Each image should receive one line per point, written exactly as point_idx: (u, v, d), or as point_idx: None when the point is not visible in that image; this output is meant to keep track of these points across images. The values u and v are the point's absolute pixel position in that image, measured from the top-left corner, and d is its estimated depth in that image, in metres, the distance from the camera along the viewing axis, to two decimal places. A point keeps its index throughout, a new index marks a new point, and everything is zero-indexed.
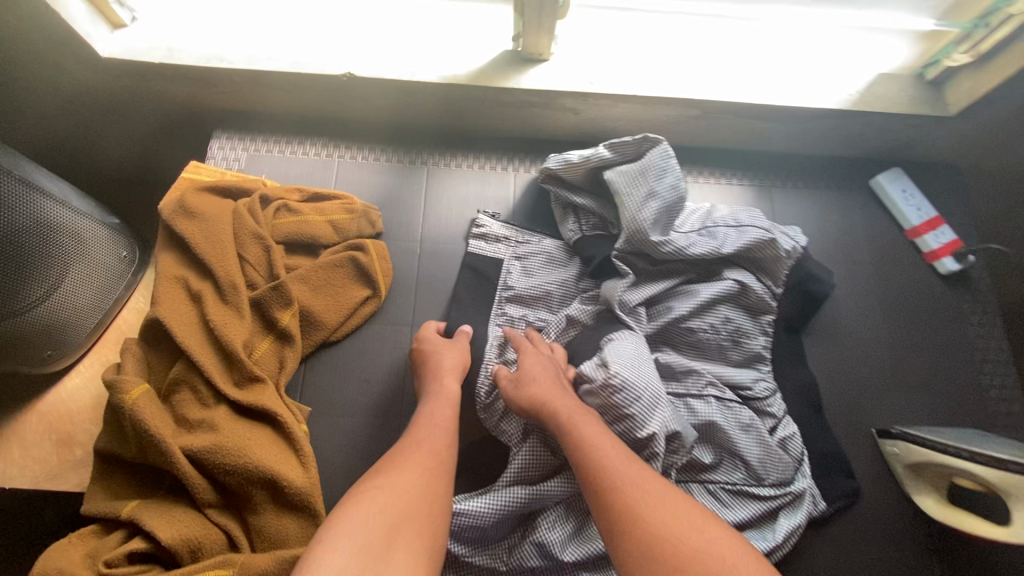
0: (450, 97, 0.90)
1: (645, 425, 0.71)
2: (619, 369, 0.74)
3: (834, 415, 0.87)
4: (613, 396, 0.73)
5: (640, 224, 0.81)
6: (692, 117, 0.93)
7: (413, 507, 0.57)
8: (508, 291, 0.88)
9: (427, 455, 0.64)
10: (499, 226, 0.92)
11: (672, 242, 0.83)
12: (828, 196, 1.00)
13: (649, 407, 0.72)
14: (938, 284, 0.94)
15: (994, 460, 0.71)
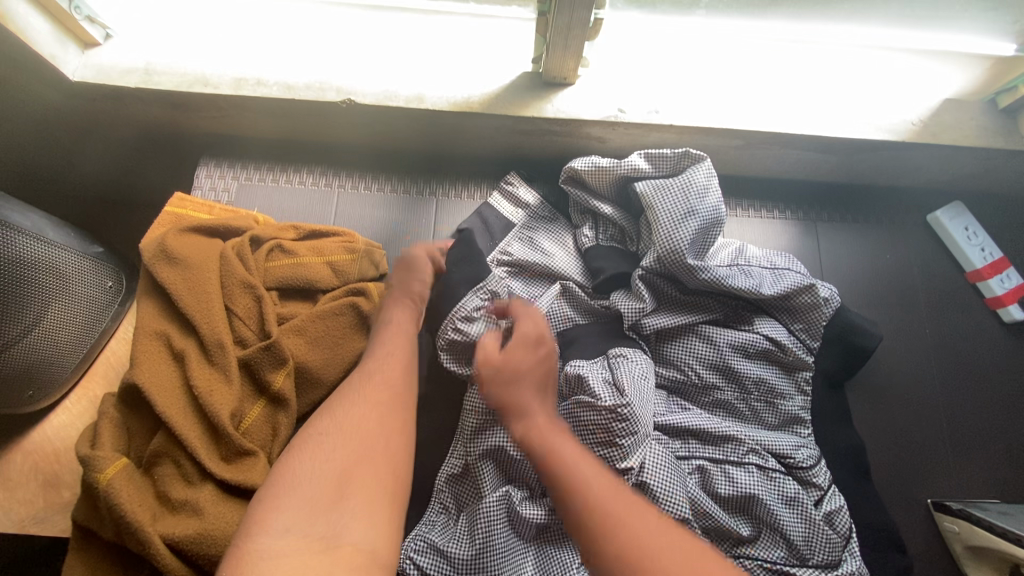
0: (462, 124, 0.81)
1: (629, 457, 0.67)
2: (630, 400, 0.67)
3: (883, 481, 0.79)
4: (613, 425, 0.66)
5: (674, 244, 0.71)
6: (732, 147, 0.83)
7: (365, 451, 0.57)
8: (505, 257, 0.81)
9: (385, 398, 0.63)
10: (527, 194, 0.85)
11: (709, 269, 0.73)
12: (878, 231, 0.90)
13: (638, 442, 0.68)
14: (1000, 334, 0.85)
15: None
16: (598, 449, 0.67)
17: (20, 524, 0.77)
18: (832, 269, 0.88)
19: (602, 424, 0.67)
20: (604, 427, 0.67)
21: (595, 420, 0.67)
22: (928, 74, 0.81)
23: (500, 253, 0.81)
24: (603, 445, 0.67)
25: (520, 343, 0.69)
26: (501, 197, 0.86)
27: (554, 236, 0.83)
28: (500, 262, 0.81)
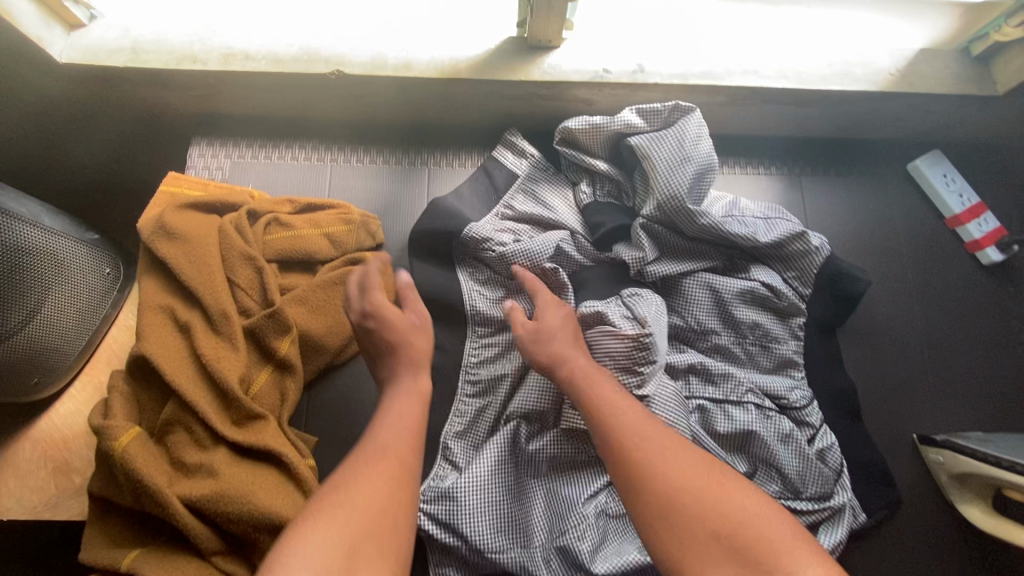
0: (452, 93, 0.82)
1: (645, 385, 0.70)
2: (651, 329, 0.71)
3: (874, 419, 0.82)
4: (635, 352, 0.70)
5: (675, 191, 0.73)
6: (717, 105, 0.85)
7: (376, 521, 0.50)
8: (507, 211, 0.85)
9: (393, 463, 0.56)
10: (527, 146, 0.88)
11: (709, 213, 0.76)
12: (861, 183, 0.92)
13: (653, 372, 0.71)
14: (980, 275, 0.88)
15: None
16: (619, 376, 0.71)
17: (34, 511, 0.79)
18: (819, 222, 0.90)
19: (627, 351, 0.71)
20: (630, 355, 0.71)
21: (617, 348, 0.71)
22: (903, 24, 0.83)
23: (502, 208, 0.85)
24: (625, 372, 0.71)
25: (548, 322, 0.70)
26: (502, 150, 0.89)
27: (554, 191, 0.86)
28: (505, 217, 0.85)
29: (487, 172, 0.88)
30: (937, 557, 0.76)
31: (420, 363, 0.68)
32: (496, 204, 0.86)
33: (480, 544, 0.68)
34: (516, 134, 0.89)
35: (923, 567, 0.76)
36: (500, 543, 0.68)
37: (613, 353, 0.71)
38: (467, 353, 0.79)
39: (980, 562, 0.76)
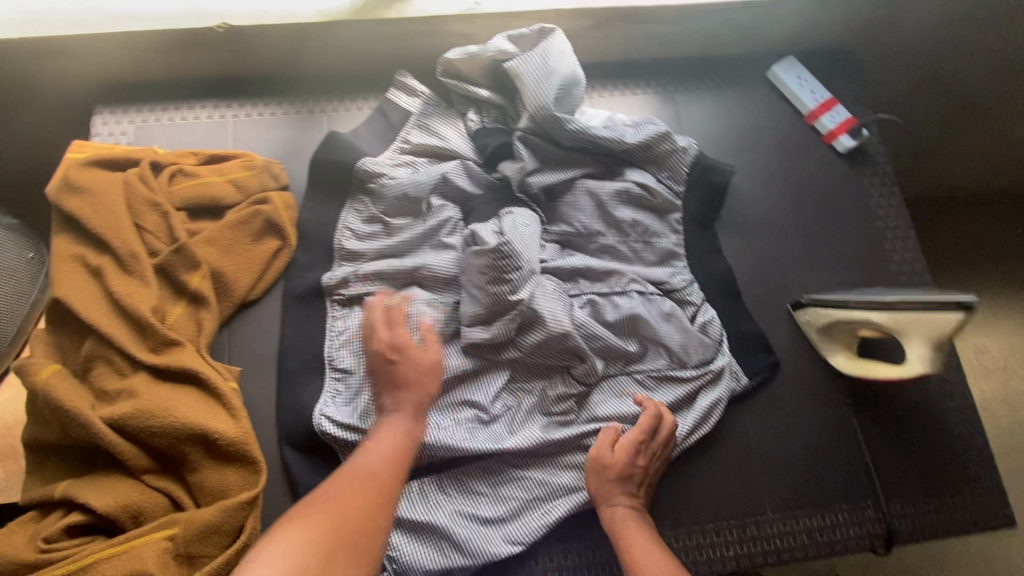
0: (338, 39, 0.89)
1: (517, 291, 0.77)
2: (508, 238, 0.77)
3: (752, 297, 0.91)
4: (500, 262, 0.76)
5: (543, 101, 0.82)
6: (586, 29, 0.92)
7: (353, 529, 0.58)
8: (405, 144, 0.90)
9: (368, 479, 0.64)
10: (420, 85, 0.94)
11: (577, 120, 0.84)
12: (730, 93, 1.01)
13: (525, 279, 0.78)
14: (839, 162, 0.98)
15: (882, 303, 0.74)
16: (492, 287, 0.77)
17: None
18: (693, 132, 0.99)
19: (492, 263, 0.76)
20: (496, 266, 0.76)
21: (484, 262, 0.77)
22: None
23: (400, 143, 0.91)
24: (496, 283, 0.77)
25: (622, 464, 0.76)
26: (396, 91, 0.94)
27: (446, 122, 0.91)
28: (402, 151, 0.90)
29: (383, 112, 0.93)
30: (818, 408, 0.86)
31: (426, 395, 0.75)
32: (395, 140, 0.92)
33: None
34: (407, 75, 0.94)
35: (802, 417, 0.85)
36: None
37: (484, 266, 0.77)
38: (352, 286, 0.85)
39: (855, 408, 0.86)
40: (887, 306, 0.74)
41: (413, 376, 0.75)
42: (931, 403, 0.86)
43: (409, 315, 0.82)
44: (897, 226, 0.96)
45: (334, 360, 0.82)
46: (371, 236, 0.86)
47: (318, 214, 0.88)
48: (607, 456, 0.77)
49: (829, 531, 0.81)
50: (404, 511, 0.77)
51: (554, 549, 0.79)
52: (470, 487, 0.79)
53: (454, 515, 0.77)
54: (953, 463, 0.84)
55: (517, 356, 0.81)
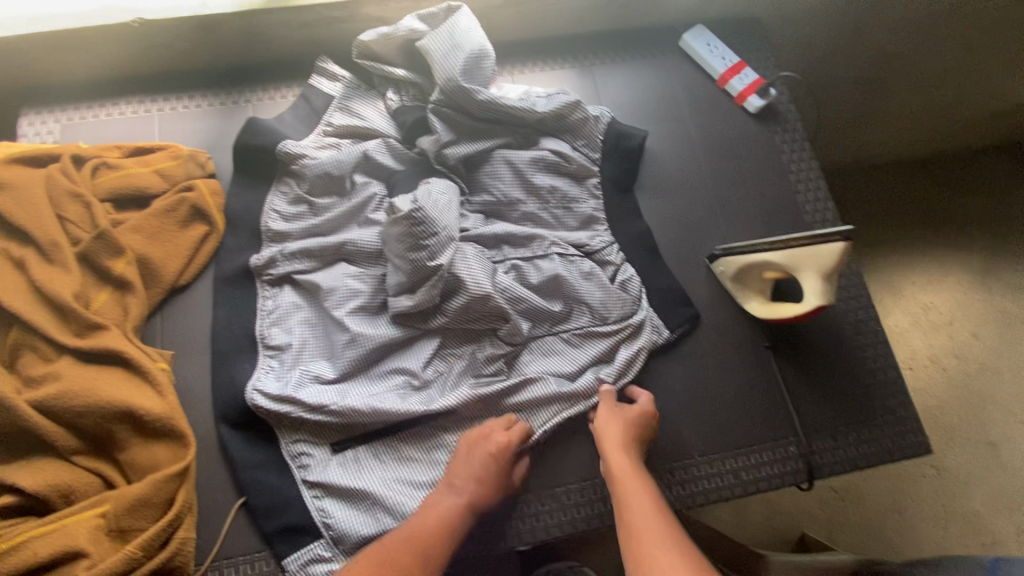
0: (255, 28, 0.91)
1: (437, 256, 0.79)
2: (421, 205, 0.78)
3: (671, 254, 0.95)
4: (415, 230, 0.77)
5: (451, 74, 0.85)
6: (499, 8, 0.96)
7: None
8: (328, 127, 0.93)
9: (415, 549, 0.67)
10: (339, 68, 0.97)
11: (487, 91, 0.87)
12: (645, 62, 1.05)
13: (444, 245, 0.79)
14: (749, 123, 1.03)
15: (781, 242, 0.77)
16: (411, 254, 0.78)
17: None
18: (612, 101, 1.03)
19: (407, 232, 0.78)
20: (411, 234, 0.78)
21: (400, 231, 0.78)
22: None
23: (324, 126, 0.93)
24: (414, 249, 0.78)
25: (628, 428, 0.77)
26: (318, 77, 0.97)
27: (366, 103, 0.94)
28: (326, 134, 0.93)
29: (307, 98, 0.96)
30: (738, 354, 0.89)
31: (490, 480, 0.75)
32: (319, 123, 0.94)
33: (313, 403, 0.79)
34: (329, 61, 0.97)
35: (723, 364, 0.89)
36: (331, 398, 0.79)
37: (400, 235, 0.78)
38: (280, 266, 0.87)
39: (772, 351, 0.90)
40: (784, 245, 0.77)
41: (477, 463, 0.76)
42: (844, 343, 0.91)
43: (336, 288, 0.84)
44: (808, 180, 1.01)
45: (266, 337, 0.84)
46: (298, 216, 0.89)
47: (245, 200, 0.90)
48: (614, 421, 0.78)
49: (754, 470, 0.84)
50: (337, 478, 0.78)
51: (540, 511, 0.82)
52: (401, 453, 0.81)
53: (387, 480, 0.79)
54: (868, 399, 0.89)
55: (445, 323, 0.83)
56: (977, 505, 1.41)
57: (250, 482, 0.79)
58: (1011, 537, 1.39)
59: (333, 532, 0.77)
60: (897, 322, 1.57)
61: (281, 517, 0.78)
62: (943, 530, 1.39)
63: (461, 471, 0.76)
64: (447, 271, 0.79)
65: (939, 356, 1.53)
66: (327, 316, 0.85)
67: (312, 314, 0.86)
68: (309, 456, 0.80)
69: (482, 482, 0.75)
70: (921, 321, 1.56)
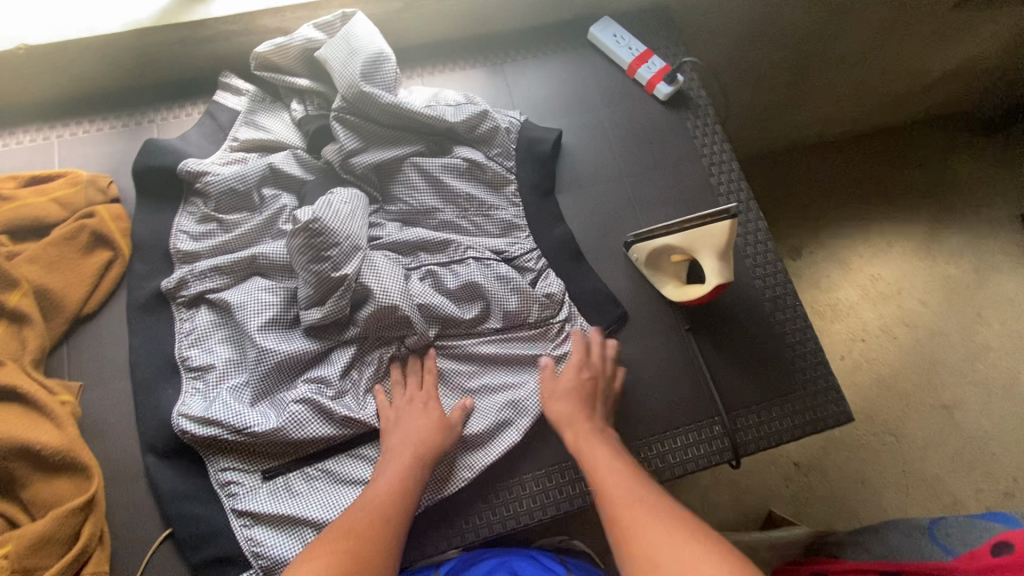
0: (149, 48, 0.90)
1: (340, 267, 0.78)
2: (319, 215, 0.77)
3: (590, 246, 0.96)
4: (315, 241, 0.76)
5: (351, 79, 0.83)
6: (398, 12, 0.96)
7: (370, 558, 0.62)
8: (234, 142, 0.91)
9: (370, 510, 0.68)
10: (242, 82, 0.96)
11: (391, 95, 0.85)
12: (555, 58, 1.06)
13: (348, 254, 0.78)
14: (660, 110, 1.04)
15: (680, 224, 0.81)
16: (314, 265, 0.77)
17: None
18: (525, 98, 1.03)
19: (308, 244, 0.77)
20: (313, 247, 0.77)
21: (300, 243, 0.77)
22: None
23: (229, 141, 0.92)
24: (318, 261, 0.77)
25: (571, 381, 0.82)
26: (222, 93, 0.96)
27: (271, 115, 0.94)
28: (232, 149, 0.91)
29: (211, 114, 0.94)
30: (661, 339, 0.90)
31: (426, 441, 0.75)
32: (226, 139, 0.93)
33: (236, 424, 0.76)
34: (232, 76, 0.96)
35: (648, 351, 0.90)
36: (254, 419, 0.76)
37: (301, 248, 0.77)
38: (190, 286, 0.84)
39: (694, 333, 0.91)
40: (681, 228, 0.81)
41: (419, 423, 0.77)
42: (765, 319, 0.92)
43: (247, 301, 0.82)
44: (722, 161, 1.02)
45: (187, 359, 0.82)
46: (206, 232, 0.87)
47: (153, 223, 0.88)
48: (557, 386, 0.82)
49: (680, 453, 0.85)
50: (267, 506, 0.75)
51: (490, 520, 0.80)
52: (331, 477, 0.78)
53: (322, 503, 0.76)
54: (789, 373, 0.90)
55: (359, 332, 0.82)
56: (934, 467, 1.44)
57: (172, 514, 0.76)
58: (970, 495, 1.42)
59: (263, 561, 0.74)
60: (846, 295, 1.59)
61: (209, 548, 0.75)
62: (904, 494, 1.42)
63: (399, 435, 0.76)
64: (351, 282, 0.78)
65: (888, 326, 1.56)
66: (239, 332, 0.82)
67: (231, 333, 0.83)
68: (239, 484, 0.77)
69: (428, 429, 0.76)
70: (869, 292, 1.59)
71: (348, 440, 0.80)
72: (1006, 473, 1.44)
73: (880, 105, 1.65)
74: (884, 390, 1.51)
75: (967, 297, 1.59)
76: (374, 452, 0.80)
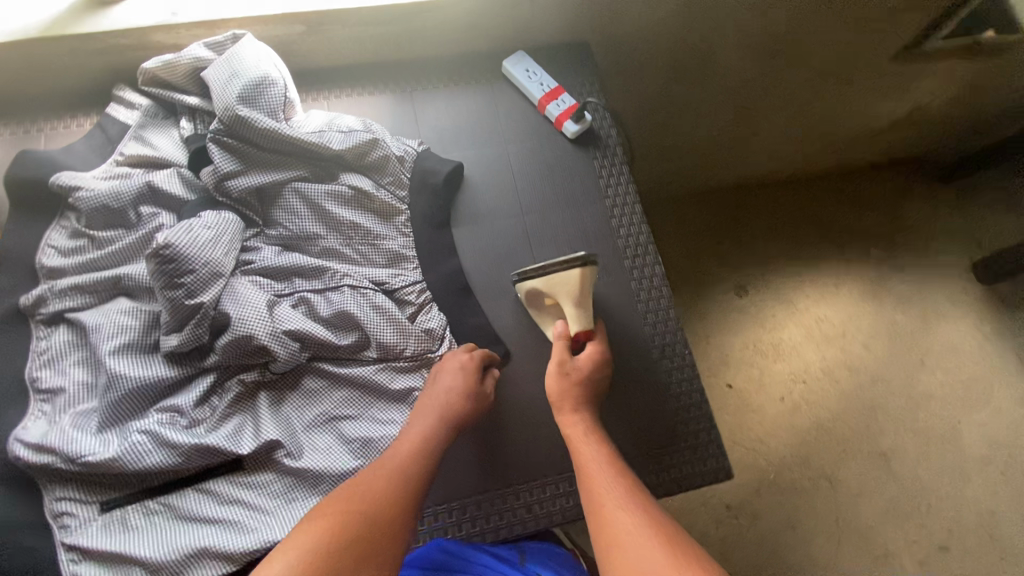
0: (36, 57, 0.88)
1: (196, 295, 0.76)
2: (172, 241, 0.74)
3: (482, 282, 0.93)
4: (167, 267, 0.74)
5: (229, 103, 0.83)
6: (300, 35, 0.94)
7: (375, 519, 0.61)
8: (119, 156, 0.89)
9: (384, 475, 0.67)
10: (137, 95, 0.93)
11: (269, 120, 0.84)
12: (467, 88, 1.05)
13: (205, 281, 0.77)
14: (568, 147, 1.03)
15: (539, 269, 0.82)
16: (166, 291, 0.75)
17: None
18: (430, 128, 1.02)
19: (161, 270, 0.74)
20: (166, 272, 0.74)
21: (154, 268, 0.74)
22: None
23: (115, 155, 0.89)
24: (170, 286, 0.75)
25: (587, 367, 0.81)
26: (116, 105, 0.94)
27: (160, 132, 0.91)
28: (118, 163, 0.89)
29: (101, 127, 0.93)
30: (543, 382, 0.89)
31: (462, 404, 0.77)
32: (113, 152, 0.91)
33: (69, 453, 0.72)
34: (128, 89, 0.94)
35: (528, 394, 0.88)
36: (89, 449, 0.73)
37: (155, 273, 0.74)
38: (50, 304, 0.82)
39: None
40: (542, 271, 0.82)
41: (453, 388, 0.78)
42: (651, 366, 0.91)
43: (103, 323, 0.79)
44: (627, 202, 1.01)
45: (37, 380, 0.79)
46: (76, 248, 0.85)
47: (22, 236, 0.86)
48: (578, 365, 0.81)
49: (548, 503, 0.84)
50: (98, 542, 0.72)
51: None
52: (174, 511, 0.75)
53: (156, 541, 0.72)
54: (671, 424, 0.88)
55: (217, 361, 0.79)
56: (867, 517, 1.40)
57: None
58: (902, 547, 1.38)
59: None
60: (791, 335, 1.54)
61: None
62: (835, 546, 1.37)
63: (435, 396, 0.78)
64: (209, 310, 0.76)
65: (829, 367, 1.52)
66: (91, 354, 0.79)
67: (87, 355, 0.80)
68: (72, 515, 0.74)
69: (454, 396, 0.77)
70: (814, 334, 1.55)
71: (196, 474, 0.77)
72: (938, 525, 1.40)
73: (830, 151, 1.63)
74: (822, 434, 1.46)
75: (912, 343, 1.57)
76: (222, 487, 0.77)
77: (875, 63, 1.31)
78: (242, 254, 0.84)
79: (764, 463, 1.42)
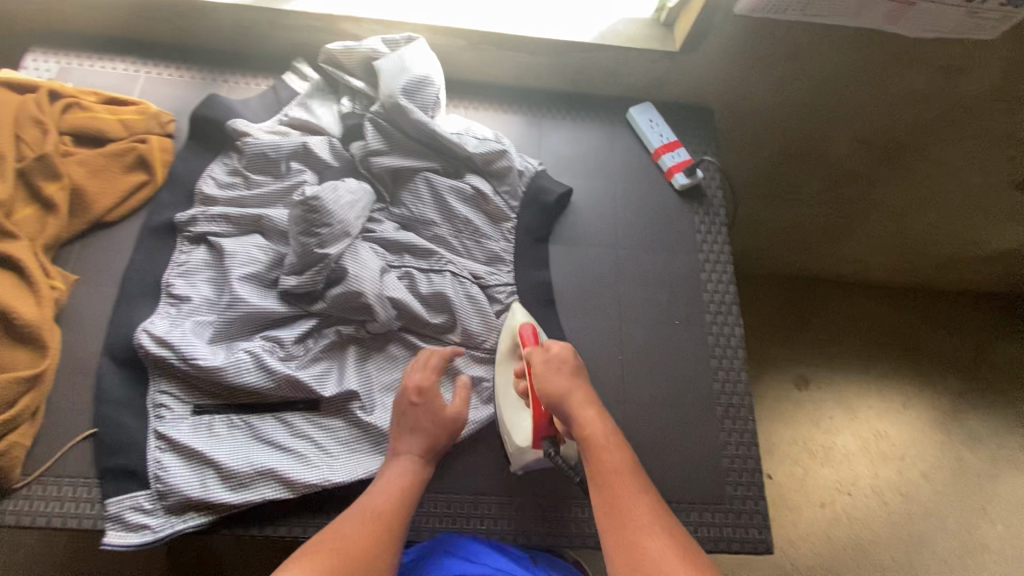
0: (242, 20, 1.03)
1: (325, 246, 0.85)
2: (320, 195, 0.85)
3: (566, 299, 0.98)
4: (309, 215, 0.84)
5: (392, 92, 0.94)
6: (461, 48, 1.06)
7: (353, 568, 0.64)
8: (284, 117, 1.01)
9: (362, 521, 0.69)
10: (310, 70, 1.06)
11: (423, 115, 0.95)
12: (591, 125, 1.14)
13: (336, 237, 0.86)
14: (673, 198, 1.08)
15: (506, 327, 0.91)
16: (303, 237, 0.85)
17: None
18: (550, 152, 1.10)
19: (303, 216, 0.85)
20: (308, 218, 0.85)
21: (296, 215, 0.85)
22: None
23: (281, 116, 1.02)
24: (307, 233, 0.85)
25: (560, 357, 0.82)
26: (291, 75, 1.07)
27: (323, 104, 1.04)
28: (281, 123, 1.01)
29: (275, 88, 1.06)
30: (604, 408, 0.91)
31: (433, 438, 0.79)
32: (280, 113, 1.03)
33: (185, 353, 0.82)
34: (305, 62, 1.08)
35: None
36: (202, 353, 0.82)
37: (299, 221, 0.85)
38: (198, 224, 0.93)
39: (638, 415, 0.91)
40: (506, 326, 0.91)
41: (426, 421, 0.80)
42: (710, 421, 0.92)
43: (239, 252, 0.90)
44: (719, 260, 1.05)
45: (171, 286, 0.89)
46: (230, 184, 0.97)
47: (190, 163, 0.99)
48: (553, 359, 0.81)
49: (585, 524, 0.84)
50: (185, 438, 0.80)
51: None
52: (252, 430, 0.82)
53: (234, 451, 0.80)
54: (718, 483, 0.89)
55: (323, 308, 0.87)
56: None
57: (102, 417, 0.82)
58: None
59: (161, 485, 0.78)
60: (845, 442, 1.48)
61: (118, 458, 0.79)
62: None
63: (404, 427, 0.79)
64: (332, 261, 0.85)
65: (880, 488, 1.45)
66: (221, 276, 0.90)
67: (216, 275, 0.90)
68: (169, 409, 0.82)
69: (425, 431, 0.79)
70: (870, 448, 1.48)
71: (279, 403, 0.84)
72: None
73: (930, 266, 1.56)
74: (859, 554, 1.38)
75: (977, 486, 1.47)
76: (297, 422, 0.83)
77: (993, 191, 1.27)
78: (368, 223, 0.94)
79: (790, 566, 1.35)
